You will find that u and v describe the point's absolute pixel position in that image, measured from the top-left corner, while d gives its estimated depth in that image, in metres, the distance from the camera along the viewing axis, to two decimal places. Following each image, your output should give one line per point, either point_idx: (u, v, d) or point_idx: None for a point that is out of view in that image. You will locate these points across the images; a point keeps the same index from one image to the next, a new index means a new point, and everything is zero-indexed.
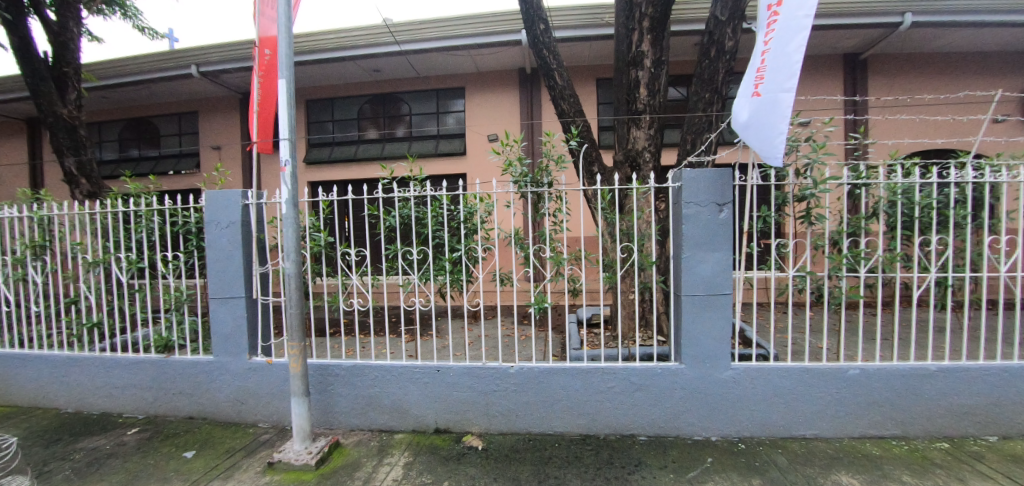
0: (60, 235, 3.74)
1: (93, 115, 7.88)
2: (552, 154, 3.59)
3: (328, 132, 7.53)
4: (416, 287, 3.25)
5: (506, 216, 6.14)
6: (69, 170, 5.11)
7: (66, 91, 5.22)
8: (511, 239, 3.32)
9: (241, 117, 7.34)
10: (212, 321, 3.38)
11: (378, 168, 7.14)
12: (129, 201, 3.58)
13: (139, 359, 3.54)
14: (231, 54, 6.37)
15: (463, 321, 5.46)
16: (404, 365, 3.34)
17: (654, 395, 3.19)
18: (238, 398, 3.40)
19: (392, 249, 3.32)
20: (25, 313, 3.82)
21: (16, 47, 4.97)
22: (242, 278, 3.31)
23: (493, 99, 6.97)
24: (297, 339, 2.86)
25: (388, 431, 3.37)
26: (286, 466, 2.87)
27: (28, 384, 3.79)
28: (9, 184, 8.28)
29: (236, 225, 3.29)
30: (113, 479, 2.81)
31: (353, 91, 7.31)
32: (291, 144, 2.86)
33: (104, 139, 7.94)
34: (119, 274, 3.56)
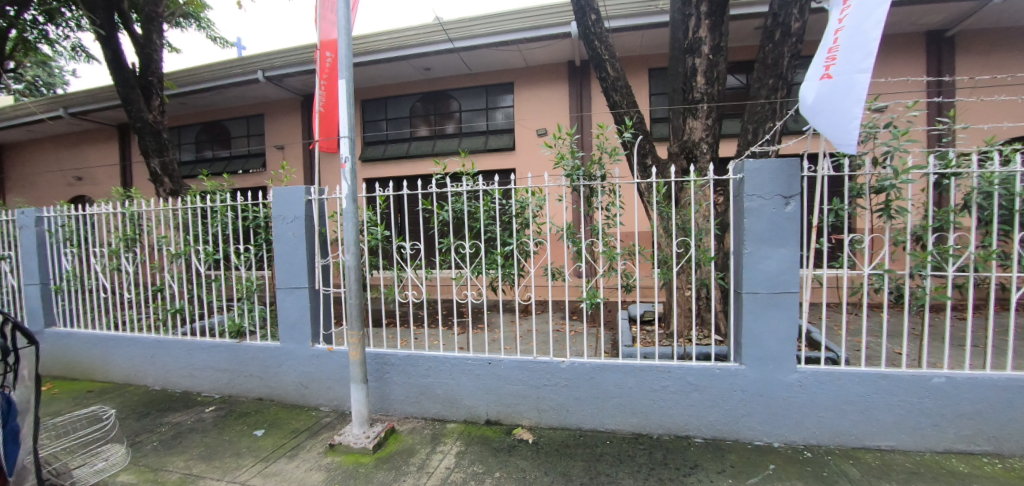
0: (148, 229, 4.10)
1: (173, 119, 8.59)
2: (605, 146, 3.51)
3: (382, 130, 7.80)
4: (469, 281, 3.29)
5: (558, 211, 5.99)
6: (155, 170, 5.58)
7: (151, 98, 5.72)
8: (563, 233, 3.28)
9: (301, 119, 7.74)
10: (279, 310, 3.59)
11: (432, 163, 7.31)
12: (206, 197, 3.87)
13: (215, 344, 3.83)
14: (292, 59, 6.72)
15: (514, 315, 5.48)
16: (457, 356, 3.40)
17: (712, 396, 3.06)
18: (302, 383, 3.60)
19: (446, 243, 3.38)
20: (120, 299, 4.24)
21: (110, 59, 5.49)
22: (306, 269, 3.49)
23: (541, 93, 6.92)
24: (357, 328, 2.98)
25: (440, 420, 3.45)
26: (346, 449, 3.01)
27: (122, 362, 4.20)
28: (104, 184, 9.22)
29: (301, 220, 3.47)
30: (194, 452, 3.07)
31: (405, 90, 7.52)
32: (351, 141, 2.97)
33: (183, 141, 8.64)
34: (198, 265, 3.86)
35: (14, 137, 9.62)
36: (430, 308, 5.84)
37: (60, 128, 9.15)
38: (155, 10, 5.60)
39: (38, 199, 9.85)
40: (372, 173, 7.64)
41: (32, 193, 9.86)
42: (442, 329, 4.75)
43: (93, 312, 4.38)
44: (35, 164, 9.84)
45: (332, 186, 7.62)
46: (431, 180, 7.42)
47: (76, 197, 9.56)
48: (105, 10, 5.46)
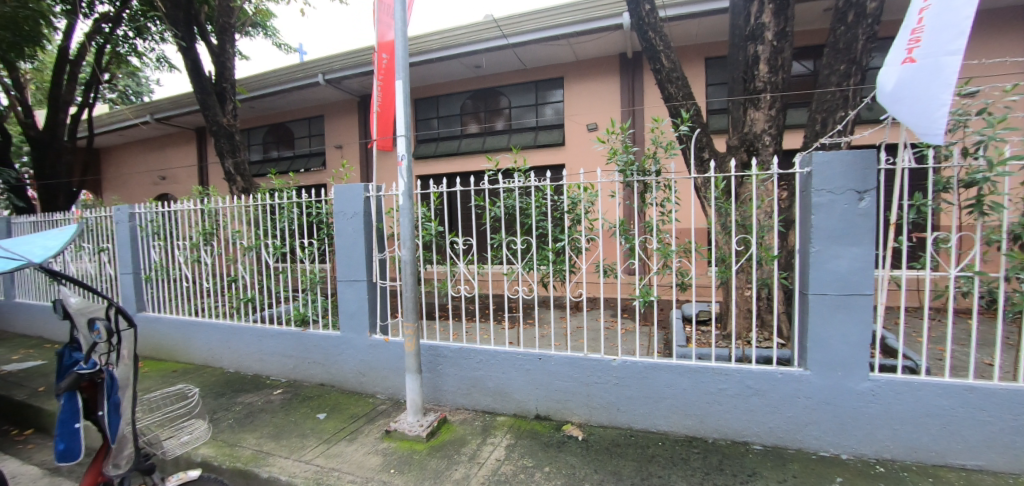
0: (224, 224, 4.44)
1: (243, 122, 9.24)
2: (660, 140, 3.42)
3: (433, 128, 8.01)
4: (520, 276, 3.32)
5: (613, 206, 6.04)
6: (229, 170, 6.03)
7: (225, 103, 6.17)
8: (616, 229, 3.24)
9: (357, 119, 8.09)
10: (340, 301, 3.80)
11: (485, 160, 7.41)
12: (275, 194, 4.14)
13: (282, 331, 4.10)
14: (349, 62, 7.02)
15: (565, 311, 5.48)
16: (507, 351, 3.44)
17: (772, 401, 2.91)
18: (360, 371, 3.79)
19: (498, 239, 3.43)
20: (200, 288, 4.63)
21: (190, 68, 5.97)
22: (365, 263, 3.65)
23: (591, 87, 6.83)
24: (412, 320, 3.09)
25: (491, 412, 3.51)
26: (401, 435, 3.14)
27: (202, 346, 4.59)
28: (184, 183, 10.10)
29: (360, 216, 3.63)
30: (264, 431, 3.31)
31: (455, 88, 7.67)
32: (407, 140, 3.07)
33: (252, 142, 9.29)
34: (268, 257, 4.14)
35: (110, 141, 10.74)
36: (481, 303, 5.96)
37: (147, 133, 10.10)
38: (228, 21, 6.02)
39: (130, 197, 10.94)
40: (424, 171, 7.87)
41: (125, 192, 10.97)
42: (493, 323, 4.83)
43: (178, 299, 4.82)
44: (127, 165, 10.93)
45: (388, 182, 7.92)
46: (484, 176, 7.53)
47: (161, 196, 10.54)
48: (185, 23, 5.94)
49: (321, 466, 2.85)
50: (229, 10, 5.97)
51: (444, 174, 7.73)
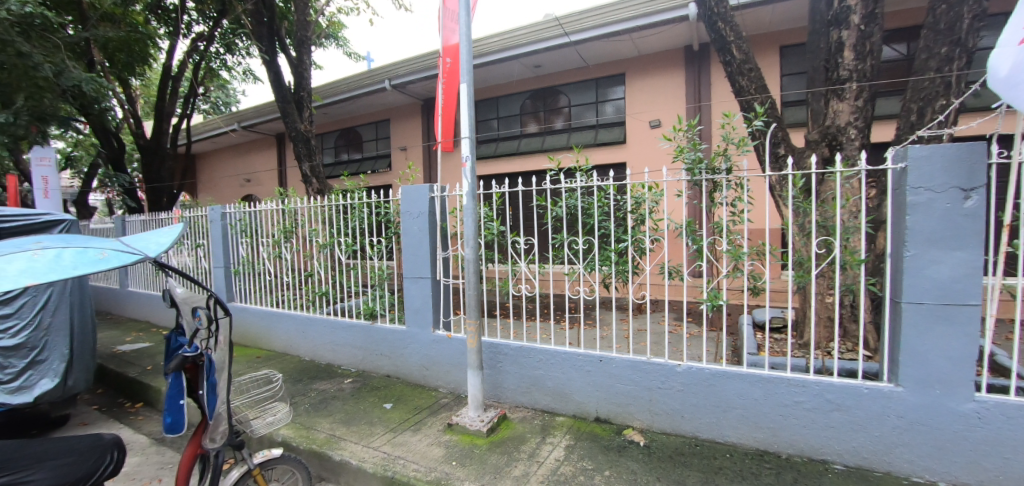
0: (302, 223, 4.79)
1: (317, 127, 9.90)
2: (732, 136, 3.26)
3: (494, 129, 8.16)
4: (582, 277, 3.32)
5: (679, 207, 6.06)
6: (306, 172, 6.49)
7: (302, 110, 6.64)
8: (682, 229, 3.14)
9: (420, 122, 8.40)
10: (406, 297, 3.97)
11: (547, 159, 7.43)
12: (347, 195, 4.39)
13: (353, 324, 4.36)
14: (413, 67, 7.29)
15: (626, 313, 5.39)
16: (567, 351, 3.43)
17: (856, 418, 2.68)
18: (424, 365, 3.94)
19: (559, 239, 3.48)
20: (281, 282, 5.03)
21: (273, 79, 6.49)
22: (429, 261, 3.80)
23: (653, 83, 6.64)
24: (474, 317, 3.17)
25: (551, 412, 3.52)
26: (463, 429, 3.24)
27: (282, 334, 4.99)
28: (265, 185, 11.01)
29: (425, 215, 3.78)
30: (336, 417, 3.54)
31: (514, 89, 7.76)
32: (471, 141, 3.15)
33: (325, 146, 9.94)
34: (341, 254, 4.41)
35: (204, 148, 11.93)
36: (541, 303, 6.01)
37: (235, 139, 11.12)
38: (305, 34, 6.45)
39: (220, 198, 12.11)
40: (485, 171, 8.05)
41: (217, 194, 12.15)
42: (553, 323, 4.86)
43: (261, 292, 5.27)
44: (218, 169, 12.09)
45: (452, 183, 8.16)
46: (546, 176, 7.56)
47: (246, 196, 11.56)
48: (268, 38, 6.46)
49: (388, 453, 3.00)
50: (306, 24, 6.40)
51: (505, 174, 7.88)
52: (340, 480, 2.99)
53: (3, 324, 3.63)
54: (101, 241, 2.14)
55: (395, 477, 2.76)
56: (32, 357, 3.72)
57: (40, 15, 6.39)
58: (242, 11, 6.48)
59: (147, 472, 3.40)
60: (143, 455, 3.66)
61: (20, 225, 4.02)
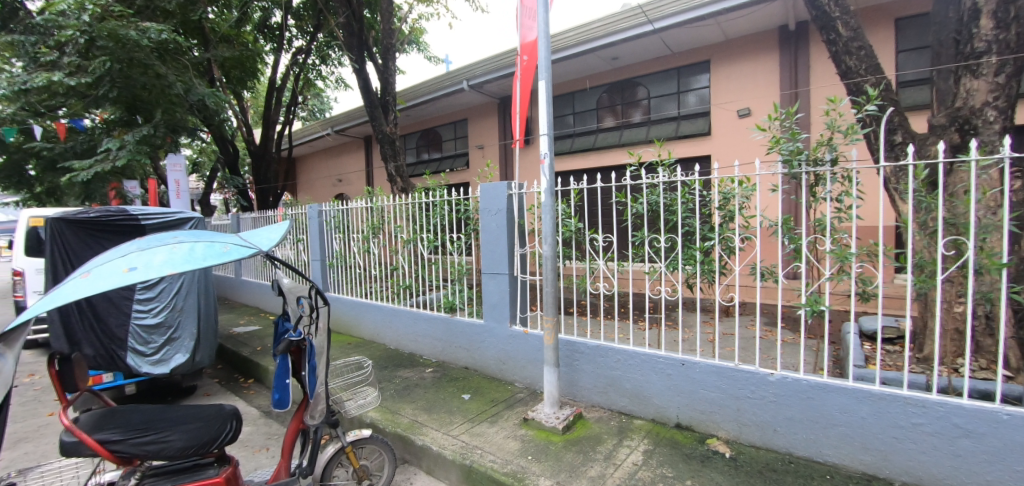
0: (388, 219, 5.10)
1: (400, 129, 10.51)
2: (838, 123, 2.94)
3: (569, 125, 8.11)
4: (663, 276, 3.27)
5: (773, 202, 5.59)
6: (391, 172, 6.91)
7: (388, 114, 7.05)
8: (777, 227, 2.91)
9: (496, 120, 8.56)
10: (484, 292, 4.08)
11: (627, 154, 7.25)
12: (429, 193, 4.60)
13: (434, 316, 4.58)
14: (491, 67, 7.44)
15: (713, 316, 5.11)
16: (646, 352, 3.33)
17: (993, 448, 2.29)
18: (501, 359, 4.03)
19: (640, 236, 3.43)
20: (369, 275, 5.41)
21: (362, 86, 6.96)
22: (507, 258, 3.87)
23: (742, 68, 6.19)
24: (551, 314, 3.20)
25: (629, 415, 3.44)
26: (538, 425, 3.27)
27: (370, 323, 5.37)
28: (354, 184, 11.90)
29: (503, 212, 3.85)
30: (418, 404, 3.74)
31: (591, 83, 7.65)
32: (550, 138, 3.15)
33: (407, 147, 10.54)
34: (424, 249, 4.64)
35: (304, 151, 13.16)
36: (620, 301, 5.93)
37: (328, 143, 12.13)
38: (390, 42, 6.82)
39: (316, 196, 13.31)
40: (562, 167, 8.07)
41: (313, 193, 13.37)
42: (631, 322, 4.78)
43: (352, 284, 5.71)
44: (314, 171, 13.28)
45: (529, 180, 8.23)
46: (626, 171, 7.38)
47: (338, 195, 12.58)
48: (358, 47, 6.94)
49: (466, 442, 3.12)
50: (391, 32, 6.76)
51: (581, 170, 7.83)
52: (422, 464, 3.17)
53: (147, 305, 4.26)
54: (224, 237, 2.40)
55: (473, 466, 2.85)
56: (169, 335, 4.35)
57: (174, 40, 7.43)
58: (335, 25, 7.02)
59: (257, 440, 3.84)
60: (255, 425, 4.14)
61: (157, 222, 4.65)
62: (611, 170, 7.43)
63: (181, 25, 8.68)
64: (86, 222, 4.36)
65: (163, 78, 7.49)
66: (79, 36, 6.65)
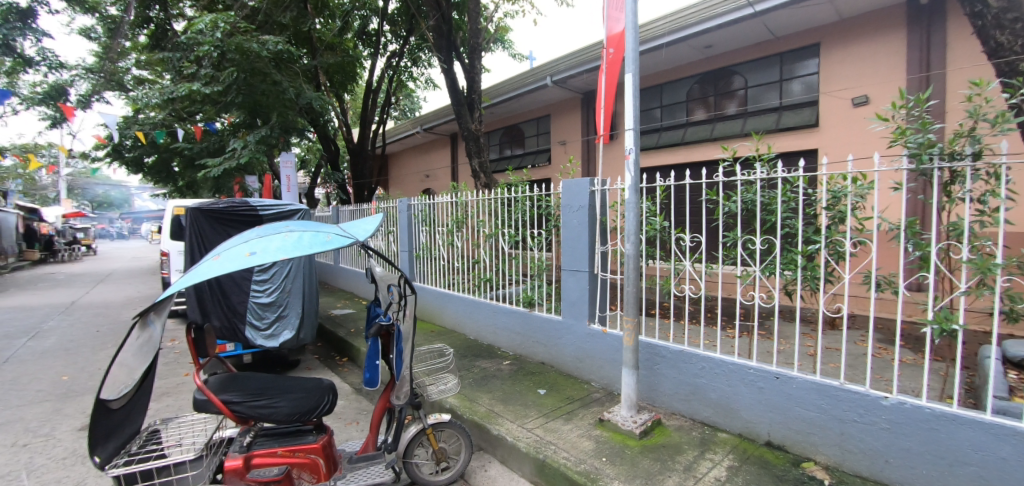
0: (471, 214, 5.26)
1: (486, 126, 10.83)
2: (984, 111, 2.50)
3: (656, 119, 7.81)
4: (758, 280, 3.03)
5: (894, 202, 4.95)
6: (475, 168, 7.13)
7: (473, 111, 7.28)
8: (899, 231, 2.56)
9: (579, 115, 8.46)
10: (564, 288, 4.08)
11: (720, 148, 6.80)
12: (512, 189, 4.67)
13: (513, 310, 4.67)
14: (575, 61, 7.34)
15: (818, 328, 4.64)
16: (736, 361, 3.10)
17: None
18: (578, 357, 4.01)
19: (733, 237, 3.21)
20: (452, 267, 5.65)
21: (449, 86, 7.25)
22: (588, 255, 3.83)
23: (859, 50, 5.52)
24: (632, 314, 3.13)
25: (713, 426, 3.24)
26: (614, 427, 3.21)
27: (452, 313, 5.62)
28: (440, 180, 12.48)
29: (585, 209, 3.81)
30: (495, 394, 3.84)
31: (681, 74, 7.28)
32: (635, 133, 3.05)
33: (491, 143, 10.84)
34: (505, 244, 4.73)
35: (395, 149, 14.06)
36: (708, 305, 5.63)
37: (417, 141, 12.85)
38: (477, 41, 6.99)
39: (405, 191, 14.18)
40: (647, 163, 7.82)
41: (403, 188, 14.26)
42: (722, 330, 4.50)
43: (436, 275, 6.01)
44: (403, 167, 14.14)
45: (611, 176, 8.05)
46: (718, 167, 6.93)
47: (425, 190, 13.27)
48: (446, 48, 7.23)
49: (540, 437, 3.14)
50: (478, 31, 6.93)
51: (668, 166, 7.52)
52: (497, 453, 3.26)
53: (264, 286, 4.83)
54: (327, 227, 2.63)
55: (546, 461, 2.87)
56: (280, 312, 4.92)
57: (287, 50, 8.31)
58: (426, 27, 7.38)
59: (349, 414, 4.20)
60: (347, 400, 4.52)
61: (272, 213, 5.19)
62: (702, 166, 7.02)
63: (294, 36, 9.67)
64: (216, 212, 5.03)
65: (278, 84, 8.40)
66: (213, 51, 7.57)
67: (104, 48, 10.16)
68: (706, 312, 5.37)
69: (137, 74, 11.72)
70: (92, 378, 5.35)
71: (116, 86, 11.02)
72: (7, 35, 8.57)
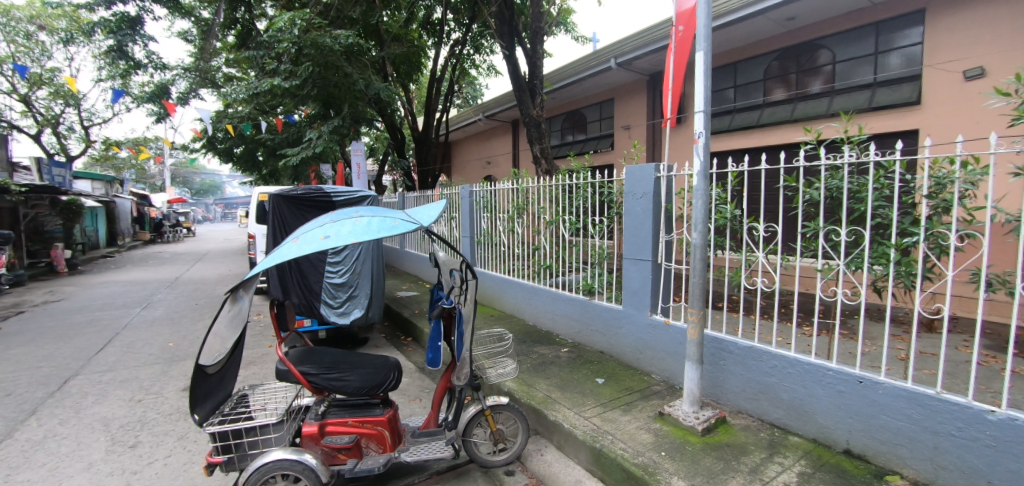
0: (531, 200, 5.26)
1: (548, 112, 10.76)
2: None
3: (729, 100, 7.38)
4: (842, 275, 2.77)
5: (1015, 190, 4.33)
6: (536, 154, 7.10)
7: (535, 97, 7.23)
8: (1020, 223, 2.21)
9: (645, 99, 8.13)
10: (625, 277, 4.00)
11: (802, 130, 6.26)
12: (573, 175, 4.61)
13: (573, 297, 4.66)
14: (643, 42, 6.97)
15: (917, 330, 4.18)
16: (812, 362, 2.88)
17: None
18: (638, 347, 3.92)
19: (812, 227, 2.98)
20: (512, 253, 5.72)
21: (511, 72, 7.25)
22: (651, 243, 3.72)
23: (975, 14, 4.81)
24: (697, 307, 3.00)
25: (783, 429, 3.05)
26: (675, 421, 3.10)
27: (512, 299, 5.71)
28: (501, 167, 12.59)
29: (649, 196, 3.69)
30: (553, 381, 3.86)
31: (760, 50, 6.78)
32: (706, 115, 2.88)
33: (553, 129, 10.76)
34: (566, 231, 4.70)
35: (458, 136, 14.35)
36: (783, 299, 5.29)
37: (479, 128, 13.02)
38: (539, 25, 6.90)
39: (467, 178, 14.48)
40: (718, 147, 7.40)
41: (466, 175, 14.57)
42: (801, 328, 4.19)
43: (497, 260, 6.11)
44: (466, 154, 14.42)
45: (679, 161, 7.70)
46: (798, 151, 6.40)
47: (486, 177, 13.47)
48: (508, 34, 7.21)
49: (597, 426, 3.12)
50: (540, 15, 6.83)
51: (741, 149, 7.08)
52: (553, 438, 3.29)
53: (337, 268, 5.19)
54: (394, 213, 2.72)
55: (603, 450, 2.84)
56: (351, 292, 5.24)
57: (356, 44, 8.70)
58: (488, 14, 7.41)
59: (413, 391, 4.41)
60: (410, 378, 4.74)
61: (343, 199, 5.51)
62: (781, 149, 6.51)
63: (364, 28, 10.11)
64: (295, 198, 5.44)
65: (349, 76, 8.82)
66: (291, 47, 8.09)
67: (199, 48, 11.19)
68: (781, 306, 5.05)
69: (226, 72, 12.83)
70: (192, 345, 6.03)
71: (210, 84, 12.14)
72: (121, 41, 9.69)
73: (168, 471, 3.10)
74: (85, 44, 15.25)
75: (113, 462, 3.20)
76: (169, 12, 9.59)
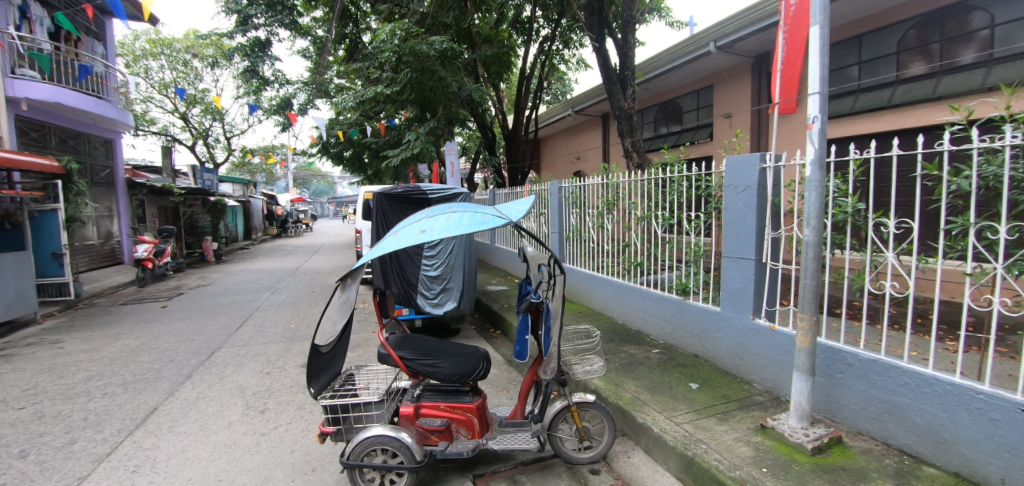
0: (622, 195, 5.12)
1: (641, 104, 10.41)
2: None
3: (853, 79, 6.53)
4: (999, 280, 2.32)
5: None
6: (627, 148, 6.89)
7: (626, 88, 7.03)
8: None
9: (750, 83, 7.49)
10: (724, 277, 3.76)
11: (948, 109, 5.32)
12: (666, 168, 4.41)
13: (665, 297, 4.47)
14: (744, 21, 6.43)
15: None
16: (955, 382, 2.45)
17: None
18: (737, 353, 3.65)
19: (959, 223, 2.53)
20: (602, 250, 5.63)
21: (601, 64, 7.11)
22: (754, 241, 3.43)
23: None
24: (809, 312, 2.71)
25: (915, 457, 2.64)
26: (779, 436, 2.84)
27: (601, 296, 5.63)
28: (591, 161, 12.42)
29: (753, 189, 3.41)
30: (642, 382, 3.74)
31: (892, 19, 5.91)
32: (822, 97, 2.58)
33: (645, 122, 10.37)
34: (658, 227, 4.51)
35: (547, 133, 14.41)
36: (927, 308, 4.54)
37: (569, 123, 12.94)
38: (630, 13, 6.67)
39: (556, 174, 14.49)
40: (838, 133, 6.58)
41: (555, 171, 14.59)
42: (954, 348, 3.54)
43: (586, 257, 6.06)
44: (556, 150, 14.45)
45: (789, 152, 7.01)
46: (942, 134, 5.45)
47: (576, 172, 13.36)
48: (598, 26, 7.07)
49: (689, 433, 2.96)
50: (631, 3, 6.60)
51: (865, 135, 6.23)
52: (641, 441, 3.19)
53: (432, 261, 5.50)
54: (486, 209, 2.82)
55: (695, 459, 2.70)
56: (445, 285, 5.56)
57: (450, 48, 9.14)
58: (578, 8, 7.34)
59: (501, 382, 4.55)
60: (498, 369, 4.90)
61: (438, 196, 5.83)
62: (918, 133, 5.61)
63: (457, 33, 10.62)
64: (396, 196, 5.90)
65: (443, 80, 9.30)
66: (392, 57, 8.74)
67: (316, 63, 12.56)
68: (924, 314, 4.35)
69: (338, 83, 14.24)
70: (309, 327, 6.82)
71: (324, 94, 13.57)
72: (254, 62, 11.22)
73: (290, 435, 3.55)
74: (228, 66, 17.85)
75: (247, 424, 3.74)
76: (291, 33, 10.87)
